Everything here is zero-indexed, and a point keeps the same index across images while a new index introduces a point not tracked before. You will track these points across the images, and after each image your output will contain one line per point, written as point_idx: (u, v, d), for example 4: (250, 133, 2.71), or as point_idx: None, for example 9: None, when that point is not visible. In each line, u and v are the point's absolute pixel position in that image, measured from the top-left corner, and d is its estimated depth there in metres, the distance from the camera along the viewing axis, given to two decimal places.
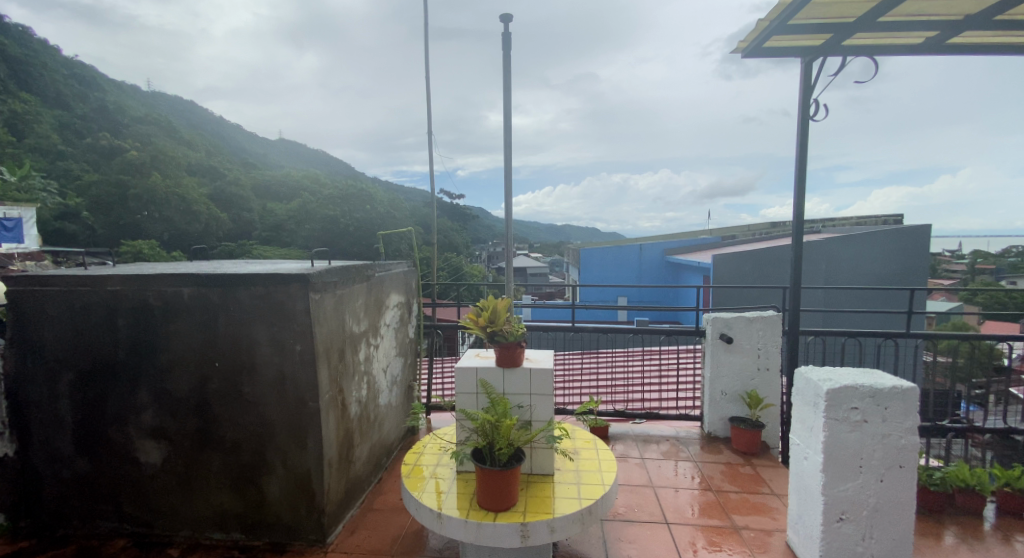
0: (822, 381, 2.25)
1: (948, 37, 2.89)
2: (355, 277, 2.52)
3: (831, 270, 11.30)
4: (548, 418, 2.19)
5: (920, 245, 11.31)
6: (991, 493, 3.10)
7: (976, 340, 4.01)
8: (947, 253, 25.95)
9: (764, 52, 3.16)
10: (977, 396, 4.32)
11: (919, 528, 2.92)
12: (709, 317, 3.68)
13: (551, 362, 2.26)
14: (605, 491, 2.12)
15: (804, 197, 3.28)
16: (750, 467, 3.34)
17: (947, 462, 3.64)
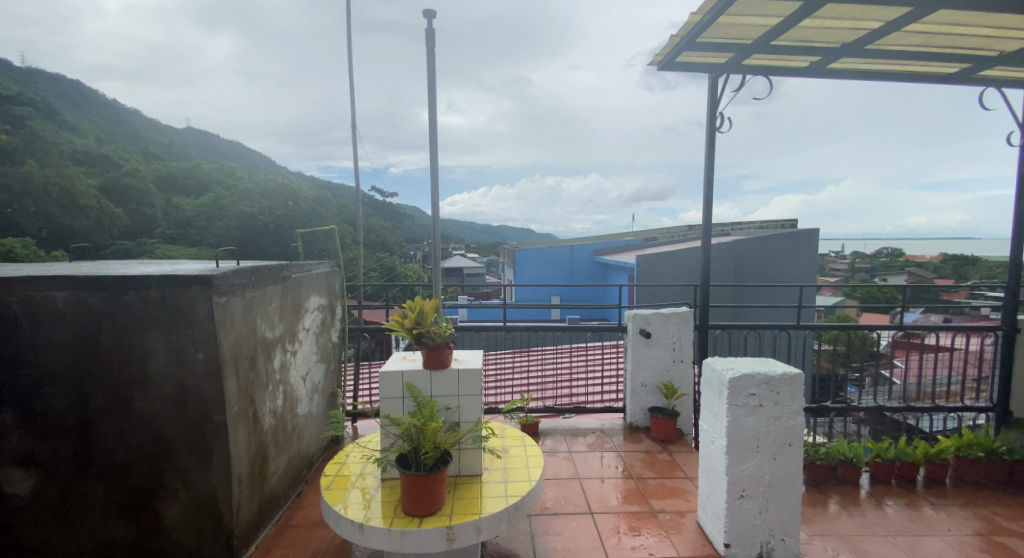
0: (724, 371, 2.46)
1: (828, 62, 3.25)
2: (267, 280, 2.41)
3: (739, 269, 12.29)
4: (475, 419, 2.22)
5: (810, 246, 12.58)
6: (865, 464, 3.54)
7: (855, 329, 4.53)
8: (833, 254, 29.06)
9: (676, 66, 3.41)
10: (856, 378, 4.89)
11: (810, 499, 3.28)
12: (630, 313, 3.89)
13: (479, 362, 2.30)
14: (531, 486, 2.18)
15: (711, 201, 3.56)
16: (666, 453, 3.58)
17: (831, 439, 4.09)
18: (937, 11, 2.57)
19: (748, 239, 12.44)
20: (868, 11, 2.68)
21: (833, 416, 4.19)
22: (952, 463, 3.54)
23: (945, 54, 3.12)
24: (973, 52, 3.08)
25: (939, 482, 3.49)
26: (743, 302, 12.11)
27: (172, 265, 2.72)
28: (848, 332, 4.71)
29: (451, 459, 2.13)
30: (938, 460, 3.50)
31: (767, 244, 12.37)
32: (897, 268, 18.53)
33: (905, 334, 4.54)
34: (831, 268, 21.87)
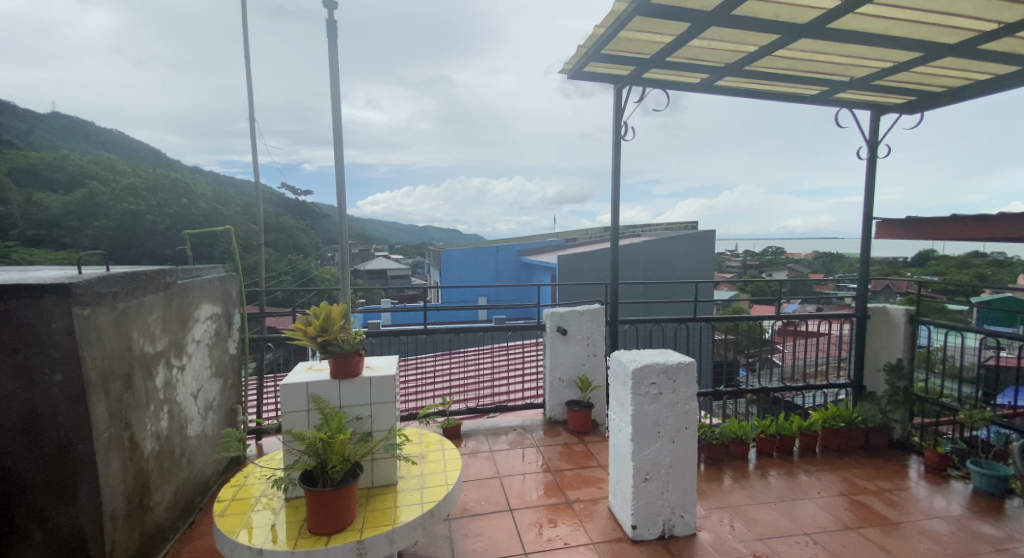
0: (628, 362, 2.65)
1: (715, 79, 3.59)
2: (143, 289, 2.22)
3: (649, 268, 13.10)
4: (388, 427, 2.20)
5: (709, 246, 13.73)
6: (754, 441, 3.94)
7: (747, 320, 5.01)
8: (728, 253, 31.85)
9: (583, 76, 3.59)
10: (747, 363, 5.41)
11: (707, 475, 3.61)
12: (547, 312, 4.02)
13: (392, 368, 2.28)
14: (448, 491, 2.21)
15: (618, 204, 3.80)
16: (582, 444, 3.75)
17: (727, 420, 4.49)
18: (800, 39, 2.93)
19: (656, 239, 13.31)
20: (745, 36, 2.99)
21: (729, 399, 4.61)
22: (820, 434, 4.05)
23: (808, 78, 3.57)
24: (829, 77, 3.55)
25: (811, 451, 3.98)
26: (653, 298, 12.93)
27: (27, 272, 2.40)
28: (741, 322, 5.19)
29: (362, 471, 2.10)
30: (810, 432, 3.99)
31: (674, 244, 13.32)
32: (783, 263, 20.70)
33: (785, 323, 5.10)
34: (730, 264, 23.94)
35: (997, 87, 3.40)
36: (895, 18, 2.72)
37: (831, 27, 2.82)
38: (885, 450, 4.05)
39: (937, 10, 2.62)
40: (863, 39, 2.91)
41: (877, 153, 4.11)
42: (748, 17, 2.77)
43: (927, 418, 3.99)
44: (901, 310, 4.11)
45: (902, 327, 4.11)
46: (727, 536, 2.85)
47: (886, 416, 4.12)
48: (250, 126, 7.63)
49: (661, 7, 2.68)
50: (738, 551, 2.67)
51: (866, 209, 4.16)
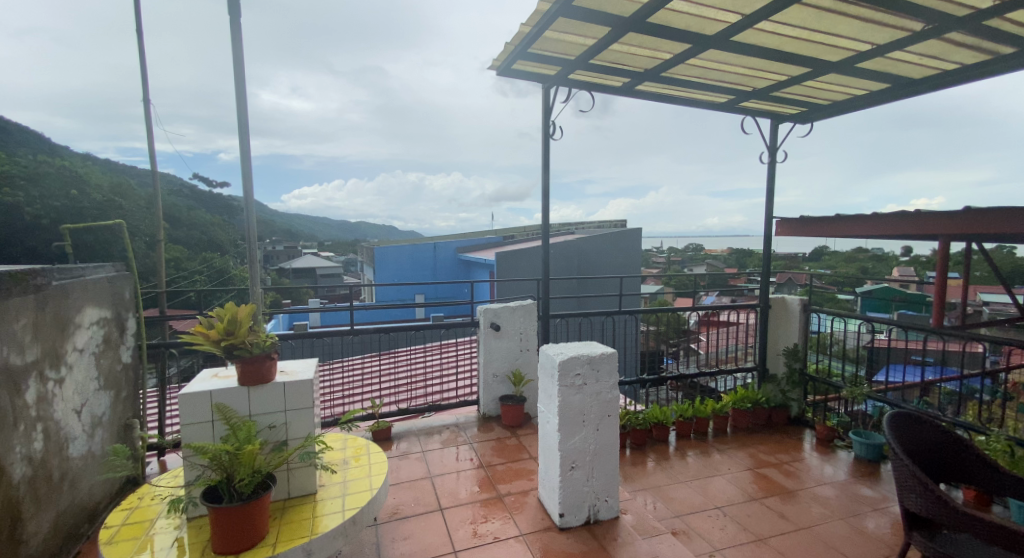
0: (555, 355, 2.74)
1: (636, 83, 3.77)
2: (6, 294, 2.00)
3: (583, 264, 13.48)
4: (304, 434, 2.14)
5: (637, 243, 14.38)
6: (674, 424, 4.20)
7: (672, 311, 5.28)
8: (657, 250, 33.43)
9: (511, 73, 3.64)
10: (671, 352, 5.70)
11: (632, 460, 3.80)
12: (481, 308, 4.03)
13: (308, 372, 2.22)
14: (372, 495, 2.17)
15: (546, 201, 3.89)
16: (515, 438, 3.80)
17: (652, 405, 4.74)
18: (709, 49, 3.14)
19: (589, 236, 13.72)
20: (661, 43, 3.17)
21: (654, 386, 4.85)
22: (730, 415, 4.39)
23: (718, 86, 3.83)
24: (735, 87, 3.84)
25: (723, 431, 4.30)
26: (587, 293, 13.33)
27: None
28: (666, 314, 5.46)
29: (275, 484, 2.02)
30: (722, 414, 4.32)
31: (605, 241, 13.80)
32: (702, 259, 22.09)
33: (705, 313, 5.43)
34: (656, 260, 25.19)
35: (873, 102, 3.83)
36: (789, 35, 2.99)
37: (736, 39, 3.04)
38: (784, 427, 4.47)
39: (823, 31, 2.91)
40: (763, 52, 3.17)
41: (777, 158, 4.50)
42: (663, 25, 2.94)
43: (818, 396, 4.43)
44: (796, 301, 4.52)
45: (797, 315, 4.52)
46: (648, 515, 3.04)
47: (785, 395, 4.54)
48: (152, 112, 6.98)
49: (583, 9, 2.78)
50: (657, 529, 2.85)
51: (768, 208, 4.54)
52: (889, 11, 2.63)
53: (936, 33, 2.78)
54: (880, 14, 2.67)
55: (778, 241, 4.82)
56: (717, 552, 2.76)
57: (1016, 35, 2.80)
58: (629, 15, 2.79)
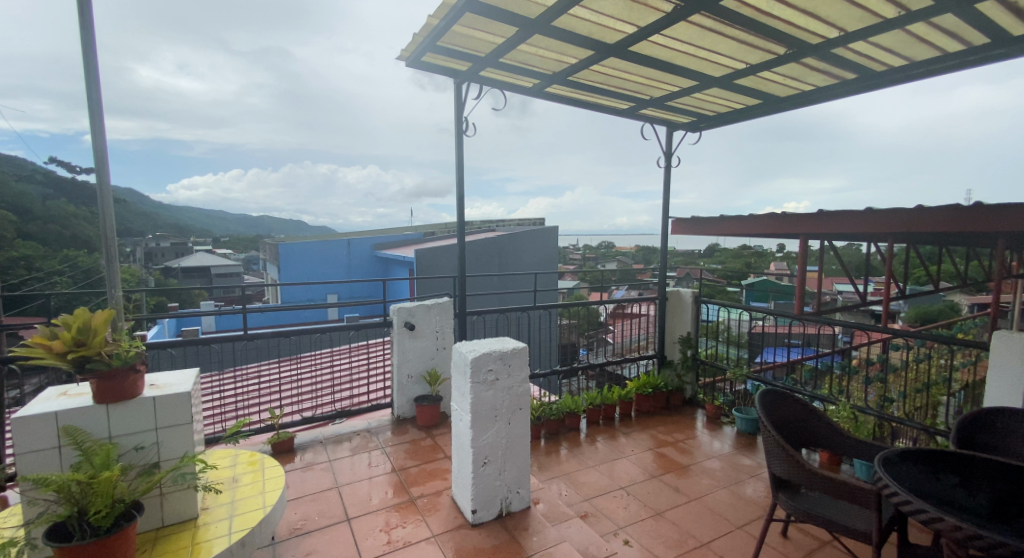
0: (467, 352, 2.74)
1: (545, 85, 3.86)
2: None
3: (504, 261, 13.59)
4: (180, 454, 1.97)
5: (553, 242, 14.80)
6: (585, 413, 4.38)
7: (586, 305, 5.47)
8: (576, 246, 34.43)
9: (422, 66, 3.57)
10: (586, 343, 5.90)
11: (546, 449, 3.92)
12: (394, 307, 3.88)
13: (185, 384, 2.03)
14: (265, 513, 2.04)
15: (462, 198, 3.87)
16: (430, 438, 3.72)
17: (565, 395, 4.89)
18: (610, 57, 3.30)
19: (508, 234, 13.88)
20: (564, 48, 3.27)
21: (567, 376, 5.01)
22: (635, 400, 4.67)
23: (620, 92, 4.03)
24: (634, 94, 4.07)
25: (628, 416, 4.56)
26: (506, 290, 13.47)
27: None
28: (582, 308, 5.65)
29: (142, 512, 1.84)
30: (627, 400, 4.57)
31: (524, 239, 14.03)
32: (614, 256, 23.26)
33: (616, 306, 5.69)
34: (572, 256, 26.04)
35: (750, 115, 4.24)
36: (678, 49, 3.21)
37: (633, 48, 3.21)
38: (680, 408, 4.81)
39: (706, 48, 3.17)
40: (657, 63, 3.38)
41: (672, 163, 4.84)
42: (566, 31, 3.04)
43: (708, 378, 4.84)
44: (689, 293, 4.93)
45: (689, 305, 4.94)
46: (558, 501, 3.16)
47: (680, 379, 4.90)
48: None
49: (490, 7, 2.79)
50: (566, 514, 2.97)
51: (665, 208, 4.87)
52: (759, 34, 2.92)
53: (796, 56, 3.13)
54: (752, 37, 2.96)
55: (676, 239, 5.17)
56: (621, 530, 2.94)
57: (856, 64, 3.24)
58: (534, 17, 2.86)
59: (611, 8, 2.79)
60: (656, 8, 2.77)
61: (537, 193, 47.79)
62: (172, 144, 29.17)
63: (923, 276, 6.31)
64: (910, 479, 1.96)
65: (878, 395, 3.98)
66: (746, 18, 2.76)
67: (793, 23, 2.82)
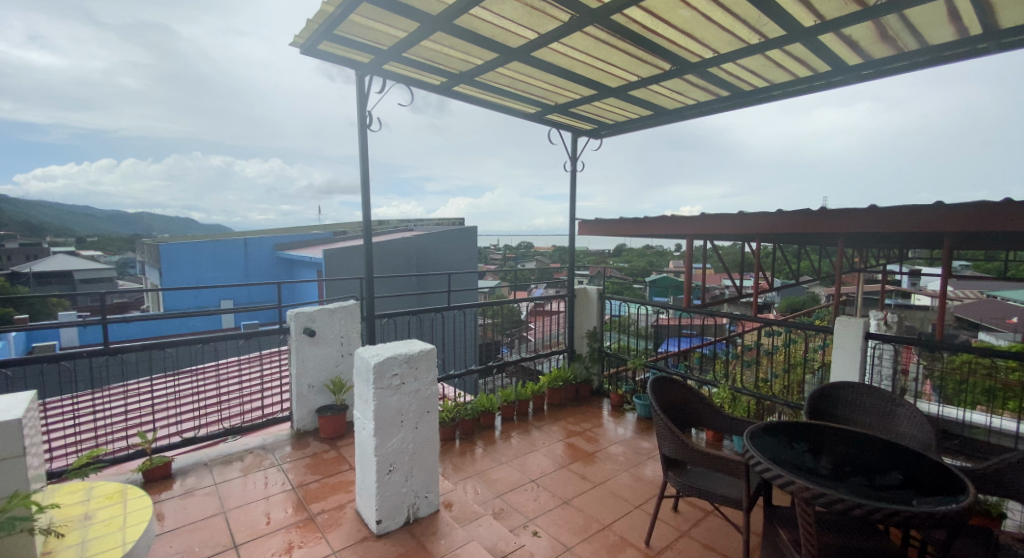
0: (371, 356, 2.64)
1: (451, 84, 3.83)
2: None
3: (421, 261, 13.27)
4: (9, 494, 1.70)
5: (471, 242, 14.78)
6: (499, 410, 4.41)
7: (505, 305, 5.50)
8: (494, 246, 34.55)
9: (319, 55, 3.35)
10: (508, 342, 5.93)
11: (461, 449, 3.89)
12: (291, 313, 3.63)
13: (17, 411, 1.76)
14: (124, 551, 1.82)
15: (368, 196, 3.71)
16: (333, 450, 3.54)
17: (480, 393, 4.89)
18: (512, 61, 3.34)
19: (425, 233, 13.60)
20: (467, 47, 3.27)
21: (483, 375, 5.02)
22: (546, 393, 4.80)
23: (525, 96, 4.11)
24: (539, 100, 4.17)
25: (541, 410, 4.68)
26: (423, 291, 13.19)
27: None
28: (501, 307, 5.67)
29: None
30: (540, 394, 4.68)
31: (442, 239, 13.83)
32: (531, 256, 23.67)
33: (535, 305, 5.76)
34: (490, 255, 26.14)
35: (644, 125, 4.51)
36: (576, 58, 3.34)
37: (534, 54, 3.28)
38: (589, 399, 5.02)
39: (601, 59, 3.32)
40: (558, 70, 3.48)
41: (578, 167, 5.04)
42: (467, 30, 3.02)
43: (613, 368, 5.10)
44: (594, 289, 5.17)
45: (595, 301, 5.20)
46: (469, 500, 3.16)
47: (588, 371, 5.12)
48: None
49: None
50: (476, 513, 2.98)
51: (572, 210, 5.04)
52: (647, 49, 3.12)
53: (680, 72, 3.38)
54: (640, 51, 3.15)
55: (584, 239, 5.37)
56: (530, 522, 3.00)
57: (730, 83, 3.57)
58: (435, 15, 2.81)
59: (511, 13, 2.83)
60: (553, 17, 2.85)
61: (452, 192, 47.42)
62: (24, 129, 25.09)
63: (794, 271, 7.12)
64: (772, 450, 2.21)
65: (756, 377, 4.43)
66: (635, 33, 2.94)
67: (675, 42, 3.04)
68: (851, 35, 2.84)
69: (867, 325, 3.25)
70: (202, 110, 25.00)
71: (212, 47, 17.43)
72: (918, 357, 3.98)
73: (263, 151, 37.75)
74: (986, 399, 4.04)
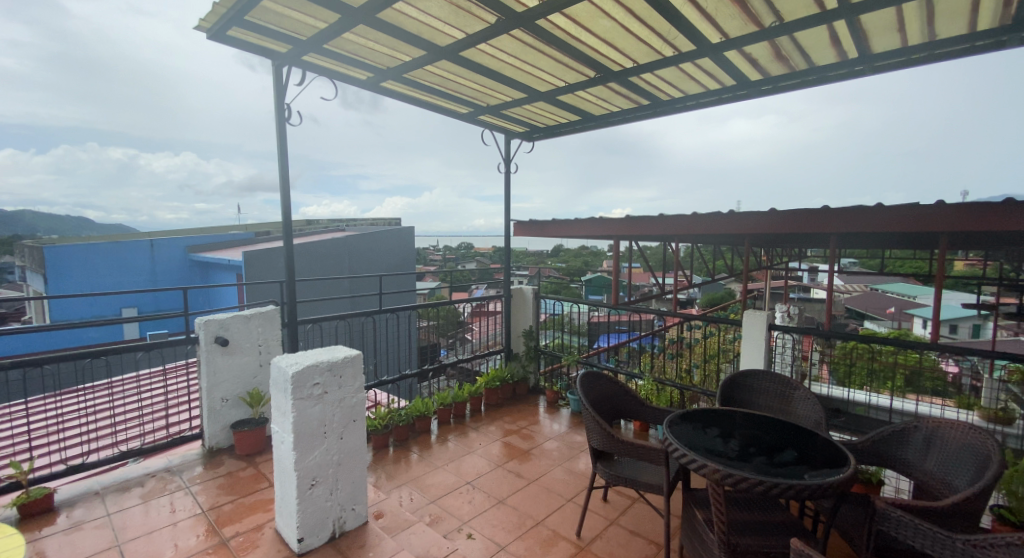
0: (289, 366, 2.50)
1: (378, 79, 3.72)
2: None
3: (354, 263, 12.78)
4: None
5: (405, 242, 14.50)
6: (435, 413, 4.34)
7: (444, 307, 5.42)
8: (431, 246, 34.10)
9: (229, 41, 3.11)
10: (448, 344, 5.83)
11: (395, 456, 3.79)
12: (201, 321, 3.35)
13: None
14: None
15: (289, 195, 3.50)
16: (251, 468, 3.33)
17: (417, 397, 4.79)
18: (440, 59, 3.30)
19: (358, 234, 13.14)
20: (394, 42, 3.18)
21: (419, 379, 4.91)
22: (484, 394, 4.79)
23: (456, 96, 4.08)
24: (470, 101, 4.16)
25: (478, 411, 4.66)
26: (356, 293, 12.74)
27: None
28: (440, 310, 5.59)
29: None
30: (477, 395, 4.67)
31: (375, 239, 13.42)
32: (471, 257, 23.55)
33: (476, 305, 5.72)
34: (428, 255, 25.74)
35: (574, 129, 4.62)
36: (504, 60, 3.35)
37: (462, 53, 3.25)
38: (526, 397, 5.07)
39: (528, 62, 3.36)
40: (486, 71, 3.48)
41: (511, 169, 5.05)
42: (392, 25, 2.94)
43: (551, 365, 5.17)
44: (530, 289, 5.24)
45: (531, 301, 5.26)
46: (401, 509, 3.08)
47: (525, 369, 5.17)
48: None
49: None
50: (408, 521, 2.91)
51: (506, 211, 5.07)
52: (571, 56, 3.19)
53: (603, 80, 3.49)
54: (564, 57, 3.22)
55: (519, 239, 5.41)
56: (464, 525, 2.98)
57: (650, 92, 3.73)
58: (357, 7, 2.71)
59: (437, 11, 2.78)
60: (480, 17, 2.84)
61: (385, 191, 46.10)
62: None
63: (713, 269, 7.61)
64: (689, 437, 2.34)
65: (681, 369, 4.68)
66: (559, 39, 2.99)
67: (597, 50, 3.14)
68: (752, 53, 3.07)
69: (770, 317, 3.52)
70: (100, 99, 22.61)
71: (111, 29, 15.81)
72: (816, 346, 4.38)
73: (173, 144, 34.81)
74: (869, 379, 4.53)
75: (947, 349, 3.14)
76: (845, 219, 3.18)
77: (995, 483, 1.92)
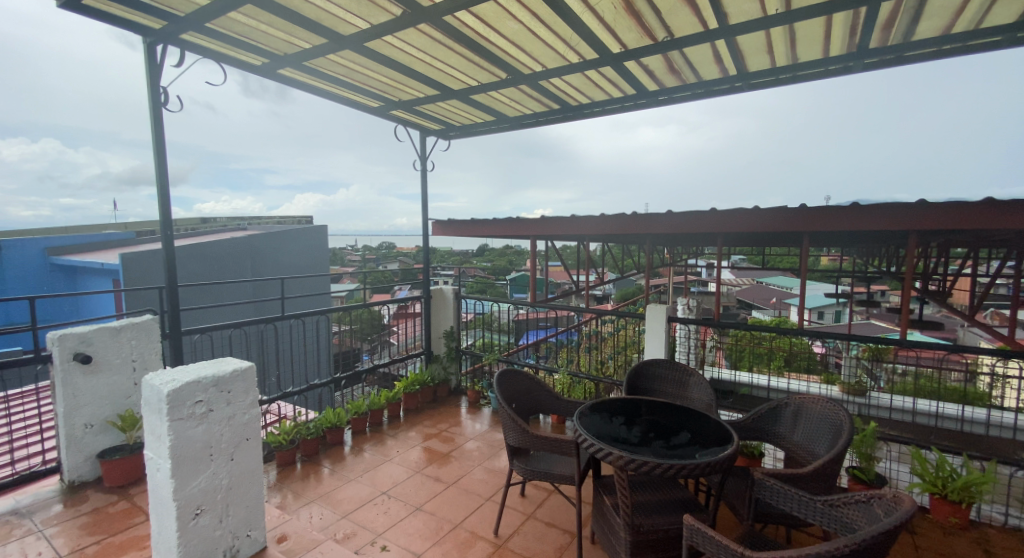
0: (164, 384, 2.23)
1: (275, 66, 3.44)
2: None
3: (257, 264, 11.84)
4: None
5: (315, 241, 13.74)
6: (348, 422, 4.12)
7: (361, 310, 5.16)
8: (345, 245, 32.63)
9: (86, 12, 2.70)
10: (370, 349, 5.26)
11: (302, 473, 3.55)
12: (55, 337, 2.91)
13: None
14: None
15: (168, 189, 3.13)
16: (125, 500, 2.95)
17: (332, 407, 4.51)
18: (344, 49, 3.12)
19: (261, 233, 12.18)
20: (290, 28, 2.96)
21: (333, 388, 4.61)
22: (402, 399, 4.62)
23: (364, 89, 3.90)
24: (379, 94, 3.99)
25: (396, 417, 4.50)
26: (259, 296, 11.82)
27: None
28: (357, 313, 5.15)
29: None
30: (394, 401, 4.50)
31: (281, 238, 12.54)
32: (392, 257, 22.80)
33: (401, 306, 5.21)
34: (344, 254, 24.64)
35: (488, 128, 4.61)
36: (414, 55, 3.25)
37: (366, 45, 3.09)
38: (447, 399, 4.98)
39: (437, 59, 3.28)
40: (395, 65, 3.34)
41: (427, 166, 4.91)
42: (287, 9, 2.72)
43: (477, 363, 5.11)
44: (450, 289, 5.17)
45: (451, 301, 5.19)
46: (309, 528, 2.88)
47: (446, 371, 5.07)
48: None
49: None
50: (315, 540, 2.72)
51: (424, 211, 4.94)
52: (480, 56, 3.17)
53: (513, 82, 3.52)
54: (474, 55, 3.19)
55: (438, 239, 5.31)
56: (378, 537, 2.87)
57: (557, 96, 3.81)
58: None
59: None
60: (384, 8, 2.72)
61: (291, 187, 43.38)
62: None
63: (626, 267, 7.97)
64: (595, 427, 2.42)
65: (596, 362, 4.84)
66: (468, 38, 2.95)
67: (506, 51, 3.14)
68: (649, 65, 3.25)
69: (670, 310, 3.75)
70: None
71: None
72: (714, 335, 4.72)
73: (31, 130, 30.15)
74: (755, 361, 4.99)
75: (814, 333, 3.52)
76: (732, 220, 3.44)
77: (846, 448, 2.18)
